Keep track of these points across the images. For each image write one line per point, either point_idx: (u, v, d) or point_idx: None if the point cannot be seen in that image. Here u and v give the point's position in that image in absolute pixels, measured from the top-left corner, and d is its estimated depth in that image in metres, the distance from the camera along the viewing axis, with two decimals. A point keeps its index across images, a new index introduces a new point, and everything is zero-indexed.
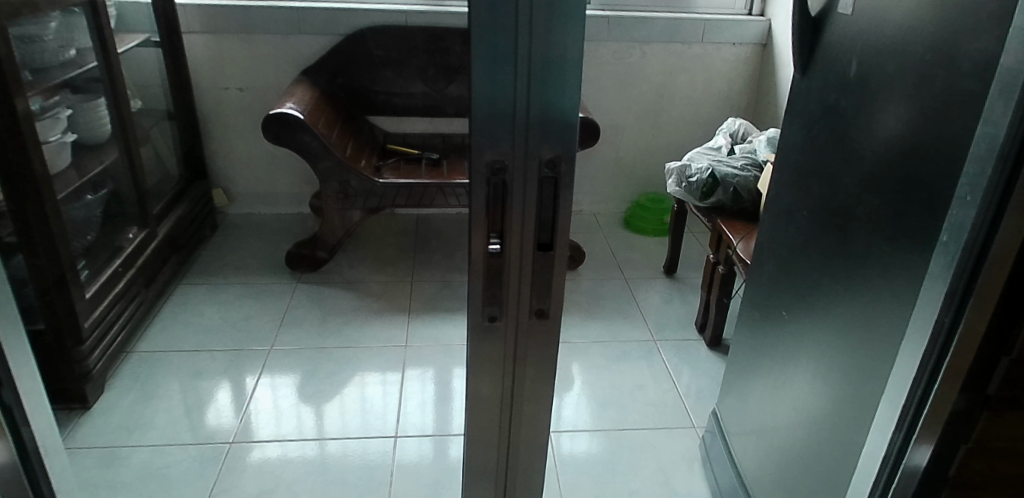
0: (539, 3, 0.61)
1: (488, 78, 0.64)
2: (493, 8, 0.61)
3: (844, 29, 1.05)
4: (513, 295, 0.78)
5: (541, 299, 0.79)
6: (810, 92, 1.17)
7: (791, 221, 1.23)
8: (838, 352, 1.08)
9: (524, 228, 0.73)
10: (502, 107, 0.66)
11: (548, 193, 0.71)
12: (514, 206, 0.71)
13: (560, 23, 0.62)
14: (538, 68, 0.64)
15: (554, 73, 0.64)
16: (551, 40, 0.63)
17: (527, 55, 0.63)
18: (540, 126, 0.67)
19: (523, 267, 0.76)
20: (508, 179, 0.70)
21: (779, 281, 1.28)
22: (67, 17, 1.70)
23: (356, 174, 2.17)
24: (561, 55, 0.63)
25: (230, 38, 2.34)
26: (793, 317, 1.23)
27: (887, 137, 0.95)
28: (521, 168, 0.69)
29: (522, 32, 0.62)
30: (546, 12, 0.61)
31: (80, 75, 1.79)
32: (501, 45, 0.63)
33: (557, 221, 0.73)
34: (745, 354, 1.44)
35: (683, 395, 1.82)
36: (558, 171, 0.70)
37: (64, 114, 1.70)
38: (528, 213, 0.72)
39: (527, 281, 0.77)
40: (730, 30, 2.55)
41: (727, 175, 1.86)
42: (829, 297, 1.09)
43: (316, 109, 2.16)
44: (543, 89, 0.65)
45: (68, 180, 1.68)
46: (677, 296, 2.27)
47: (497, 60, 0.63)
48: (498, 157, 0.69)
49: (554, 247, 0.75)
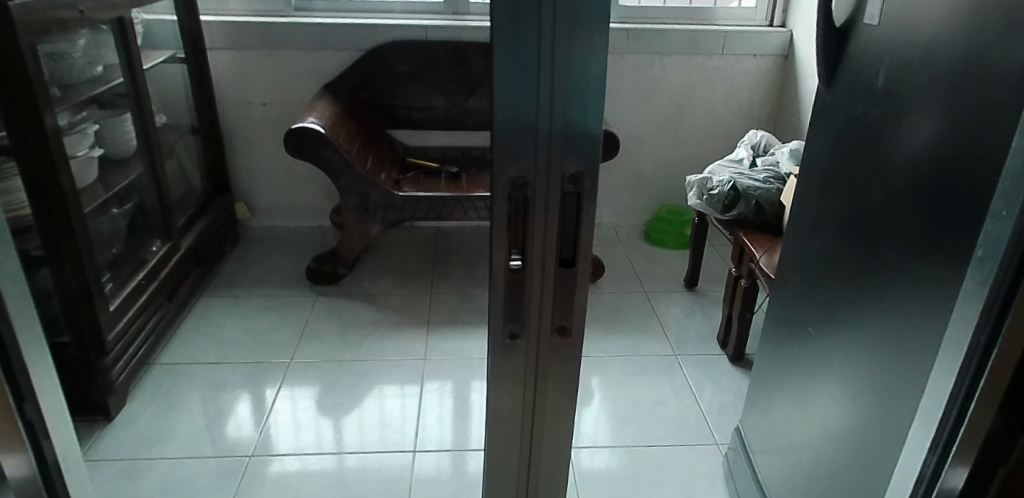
0: (562, 15, 0.60)
1: (510, 91, 0.64)
2: (516, 22, 0.60)
3: (872, 39, 1.03)
4: (535, 311, 0.77)
5: (563, 316, 0.78)
6: (836, 103, 1.14)
7: (818, 234, 1.21)
8: (866, 370, 1.05)
9: (544, 245, 0.72)
10: (525, 120, 0.65)
11: (570, 207, 0.70)
12: (536, 222, 0.71)
13: (582, 33, 0.61)
14: (561, 78, 0.63)
15: (579, 84, 0.64)
16: (574, 52, 0.62)
17: (551, 65, 0.62)
18: (563, 140, 0.66)
19: (546, 282, 0.75)
20: (530, 194, 0.69)
21: (805, 296, 1.25)
22: (95, 34, 1.72)
23: (376, 187, 2.17)
24: (585, 67, 0.63)
25: (253, 54, 2.38)
26: (818, 332, 1.20)
27: (914, 148, 0.93)
28: (544, 183, 0.68)
29: (545, 42, 0.61)
30: (569, 22, 0.60)
31: (107, 91, 1.82)
32: (523, 57, 0.62)
33: (579, 236, 0.72)
34: (770, 370, 1.41)
35: (705, 411, 1.79)
36: (581, 187, 0.69)
37: (90, 129, 1.73)
38: (550, 229, 0.71)
39: (548, 297, 0.76)
40: (751, 42, 2.54)
41: (750, 188, 1.84)
42: (858, 312, 1.07)
43: (337, 123, 2.18)
44: (565, 102, 0.64)
45: (94, 193, 1.71)
46: (698, 309, 2.24)
47: (520, 73, 0.63)
48: (520, 172, 0.68)
49: (576, 263, 0.74)
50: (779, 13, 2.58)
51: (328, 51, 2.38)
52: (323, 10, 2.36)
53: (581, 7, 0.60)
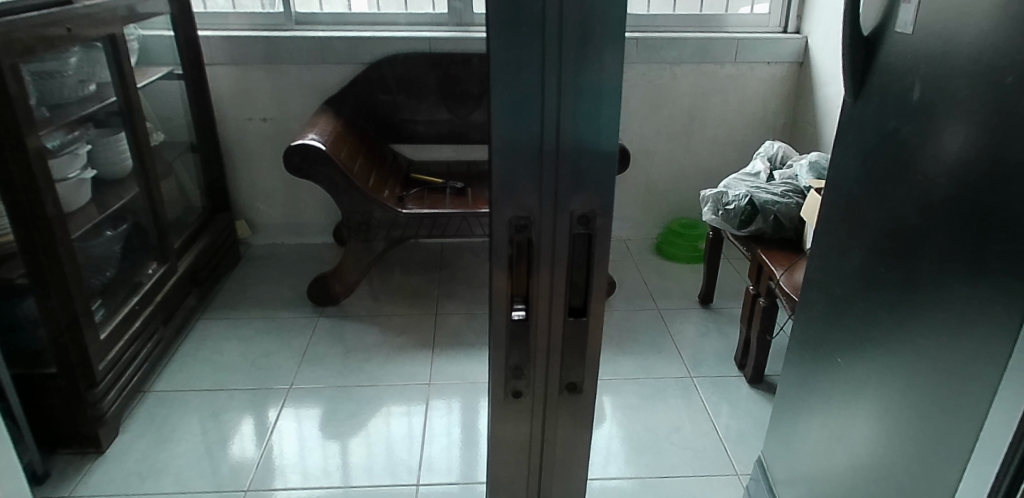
0: (569, 31, 0.52)
1: (512, 123, 0.56)
2: (514, 44, 0.53)
3: (903, 50, 0.96)
4: (541, 364, 0.70)
5: (573, 370, 0.70)
6: (863, 120, 1.06)
7: (847, 260, 1.12)
8: (903, 411, 0.97)
9: (550, 294, 0.65)
10: (527, 155, 0.58)
11: (580, 250, 0.63)
12: (541, 266, 0.64)
13: (591, 51, 0.53)
14: (569, 103, 0.55)
15: (591, 109, 0.56)
16: (583, 76, 0.54)
17: (557, 86, 0.54)
18: (571, 176, 0.59)
19: (553, 335, 0.68)
20: (534, 236, 0.62)
21: (834, 327, 1.17)
22: (88, 52, 1.67)
23: (379, 205, 2.10)
24: (598, 90, 0.55)
25: (254, 69, 2.33)
26: (849, 365, 1.12)
27: (956, 168, 0.85)
28: (550, 223, 0.61)
29: (551, 61, 0.54)
30: (577, 39, 0.53)
31: (101, 109, 1.77)
32: (524, 85, 0.54)
33: (591, 282, 0.65)
34: (793, 402, 1.33)
35: (724, 437, 1.70)
36: (593, 227, 0.62)
37: (83, 150, 1.68)
38: (557, 274, 0.64)
39: (555, 351, 0.69)
40: (764, 50, 2.47)
41: (768, 202, 1.76)
42: (894, 349, 0.99)
43: (338, 139, 2.12)
44: (574, 133, 0.57)
45: (88, 215, 1.66)
46: (714, 327, 2.15)
47: (522, 101, 0.55)
48: (522, 213, 0.61)
49: (587, 312, 0.67)
50: (793, 19, 2.50)
51: (329, 66, 2.34)
52: (330, 27, 2.33)
53: (593, 21, 0.52)
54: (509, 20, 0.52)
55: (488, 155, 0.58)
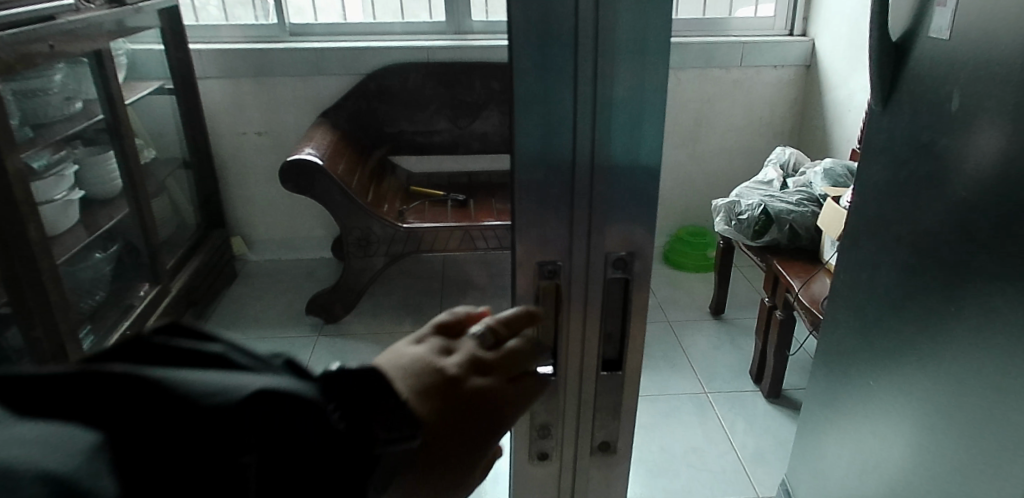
0: (602, 45, 0.46)
1: (542, 155, 0.50)
2: (544, 64, 0.47)
3: (937, 55, 0.89)
4: (570, 425, 0.63)
5: (607, 429, 0.64)
6: (892, 129, 1.00)
7: (876, 276, 1.05)
8: (952, 440, 0.90)
9: (580, 346, 0.58)
10: (556, 194, 0.52)
11: (616, 297, 0.57)
12: (571, 317, 0.57)
13: (628, 66, 0.47)
14: (605, 128, 0.49)
15: (631, 131, 0.49)
16: (620, 95, 0.48)
17: (592, 109, 0.48)
18: (607, 216, 0.53)
19: (584, 392, 0.61)
20: (564, 283, 0.56)
21: (862, 346, 1.10)
22: (73, 68, 1.61)
23: (379, 220, 2.03)
24: (640, 111, 0.48)
25: (248, 83, 2.27)
26: (882, 386, 1.05)
27: (1006, 181, 0.78)
28: (582, 268, 0.55)
29: (584, 80, 0.47)
30: (614, 55, 0.47)
31: (88, 127, 1.70)
32: (556, 110, 0.48)
33: (627, 333, 0.59)
34: (817, 425, 1.26)
35: (742, 457, 1.63)
36: (630, 271, 0.55)
37: (69, 170, 1.62)
38: (590, 325, 0.58)
39: (586, 410, 0.63)
40: (770, 53, 2.41)
41: (782, 211, 1.69)
42: (937, 371, 0.92)
43: (336, 153, 2.06)
44: (609, 163, 0.50)
45: (76, 237, 1.59)
46: (727, 340, 2.08)
47: (552, 130, 0.49)
48: (550, 258, 0.55)
49: (623, 366, 0.60)
50: (799, 21, 2.46)
51: (325, 77, 2.27)
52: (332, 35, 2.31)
53: (630, 34, 0.46)
54: (538, 39, 0.46)
55: (511, 195, 0.52)
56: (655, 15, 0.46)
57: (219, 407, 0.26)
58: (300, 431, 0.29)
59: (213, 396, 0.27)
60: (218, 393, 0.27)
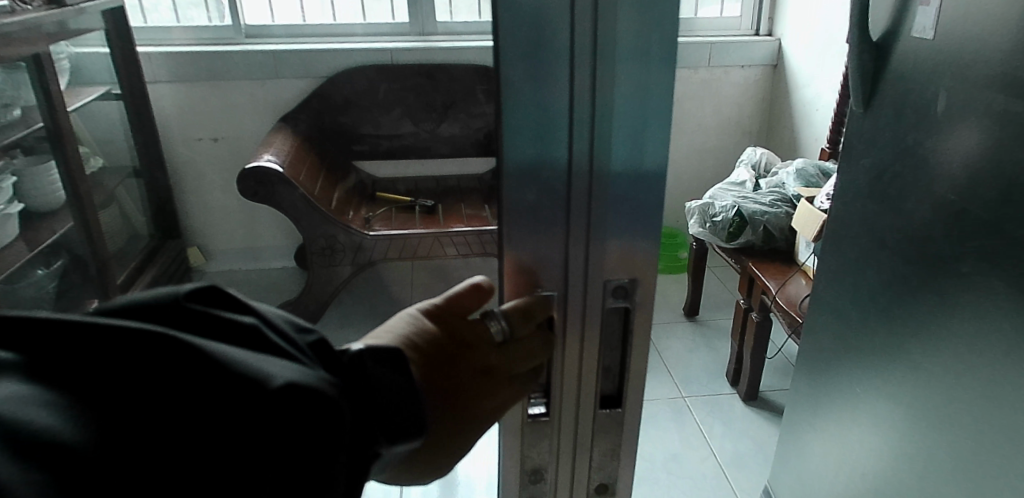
0: (602, 47, 0.43)
1: (532, 170, 0.48)
2: (534, 71, 0.44)
3: (918, 55, 0.87)
4: (566, 457, 0.62)
5: (604, 460, 0.63)
6: (871, 131, 0.98)
7: (857, 279, 1.03)
8: (927, 439, 0.89)
9: (573, 374, 0.57)
10: (551, 218, 0.50)
11: (615, 328, 0.56)
12: (569, 348, 0.56)
13: (627, 71, 0.44)
14: (605, 140, 0.47)
15: (633, 144, 0.47)
16: (621, 104, 0.45)
17: (590, 119, 0.46)
18: (608, 245, 0.51)
19: (581, 425, 0.60)
20: (562, 312, 0.54)
21: (843, 352, 1.08)
22: (9, 73, 1.51)
23: (344, 228, 1.98)
24: (643, 123, 0.46)
25: (200, 86, 2.14)
26: (857, 384, 1.05)
27: (987, 183, 0.77)
28: (581, 297, 0.54)
29: (580, 85, 0.45)
30: (614, 60, 0.44)
31: (28, 136, 1.59)
32: (547, 123, 0.46)
33: (626, 364, 0.58)
34: (798, 431, 1.23)
35: (722, 463, 1.60)
36: (631, 300, 0.54)
37: (7, 182, 1.52)
38: (588, 356, 0.56)
39: (583, 443, 0.61)
40: (738, 53, 2.45)
41: (756, 212, 1.68)
42: (911, 370, 0.91)
43: (296, 159, 2.00)
44: (609, 182, 0.48)
45: (16, 253, 1.49)
46: (702, 343, 2.05)
47: (543, 140, 0.47)
48: (545, 287, 0.53)
49: (622, 400, 0.60)
50: (766, 21, 2.47)
51: (284, 80, 2.18)
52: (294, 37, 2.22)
53: (629, 37, 0.43)
54: (528, 46, 0.43)
55: (499, 225, 0.50)
56: (655, 16, 0.43)
57: (254, 385, 0.35)
58: (314, 415, 0.37)
59: (255, 378, 0.35)
60: (252, 375, 0.35)
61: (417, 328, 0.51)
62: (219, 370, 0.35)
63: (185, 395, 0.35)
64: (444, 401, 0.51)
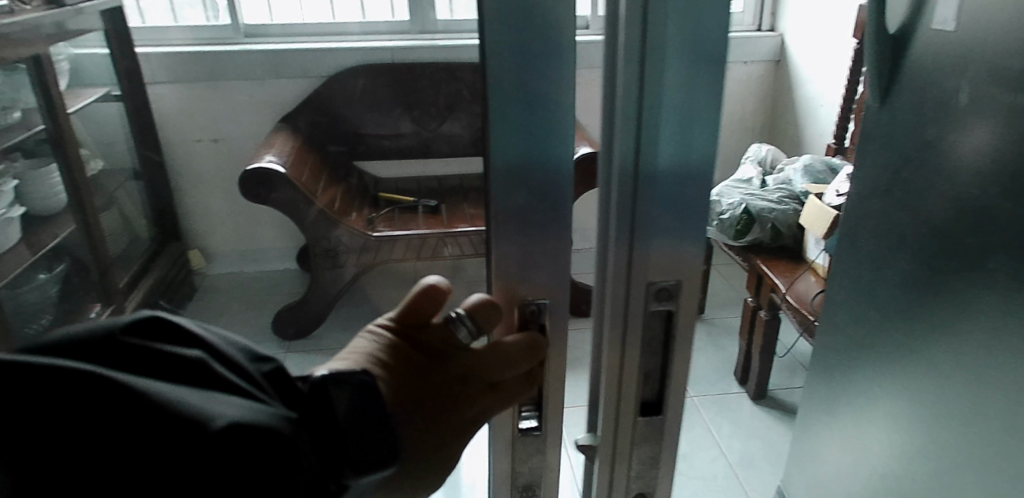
0: (650, 59, 0.51)
1: (529, 182, 0.56)
2: (521, 81, 0.52)
3: (936, 47, 0.86)
4: (610, 441, 0.71)
5: (643, 447, 0.71)
6: (889, 126, 0.97)
7: (874, 275, 1.02)
8: (944, 435, 0.89)
9: (558, 369, 0.67)
10: (551, 227, 0.59)
11: (659, 328, 0.64)
12: (618, 338, 0.65)
13: (672, 82, 0.52)
14: (653, 133, 0.54)
15: (678, 155, 0.55)
16: (665, 115, 0.53)
17: (636, 115, 0.54)
18: (653, 255, 0.60)
19: (625, 412, 0.69)
20: (612, 309, 0.64)
21: (858, 348, 1.07)
22: (10, 74, 1.48)
23: (347, 228, 2.05)
24: (689, 136, 0.54)
25: (198, 86, 2.10)
26: (872, 381, 1.04)
27: (1006, 177, 0.76)
28: (628, 296, 0.62)
29: (631, 83, 0.53)
30: (661, 69, 0.52)
31: (28, 139, 1.57)
32: (539, 135, 0.54)
33: (669, 361, 0.66)
34: (813, 430, 1.22)
35: (733, 463, 1.59)
36: (675, 302, 0.63)
37: (9, 185, 1.50)
38: (635, 350, 0.65)
39: (627, 430, 0.70)
40: None
41: (763, 209, 1.66)
42: (926, 365, 0.91)
43: (296, 161, 2.10)
44: (655, 195, 0.57)
45: (19, 258, 1.47)
46: None
47: (538, 151, 0.55)
48: (535, 295, 0.62)
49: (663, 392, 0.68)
50: None
51: (284, 80, 2.14)
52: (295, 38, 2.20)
53: (681, 43, 0.51)
54: (517, 65, 0.51)
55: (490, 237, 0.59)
56: (703, 26, 0.50)
57: (196, 428, 0.37)
58: (266, 451, 0.39)
59: (195, 418, 0.38)
60: (200, 418, 0.38)
61: (383, 345, 0.53)
62: (163, 409, 0.37)
63: (125, 433, 0.37)
64: (427, 423, 0.52)
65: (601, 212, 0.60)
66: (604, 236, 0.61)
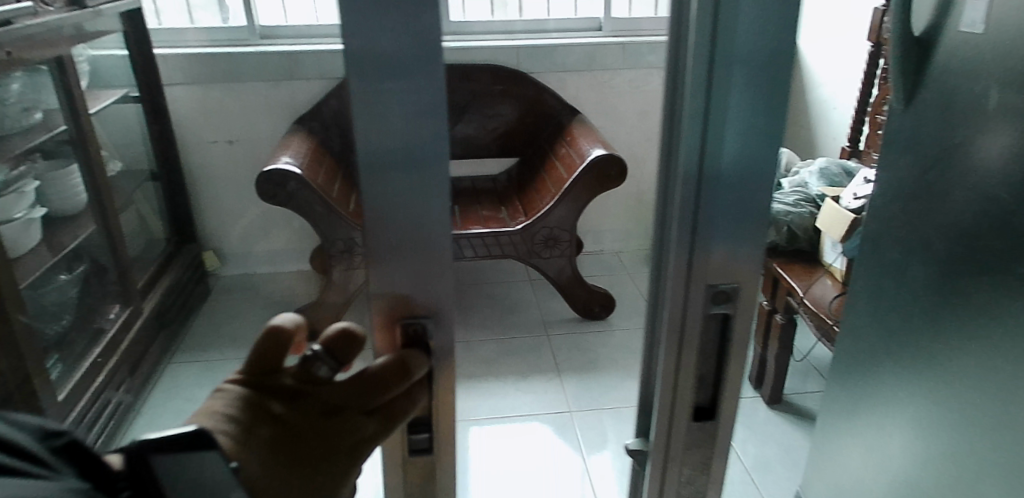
0: (719, 48, 0.47)
1: (395, 197, 0.52)
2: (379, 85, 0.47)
3: (966, 50, 0.86)
4: (660, 452, 0.67)
5: (689, 458, 0.67)
6: (915, 128, 0.97)
7: (902, 279, 1.02)
8: (968, 439, 0.89)
9: (448, 402, 0.64)
10: (429, 249, 0.55)
11: (715, 332, 0.60)
12: (673, 346, 0.61)
13: (740, 74, 0.48)
14: (718, 136, 0.50)
15: (745, 150, 0.51)
16: (731, 108, 0.49)
17: (704, 112, 0.50)
18: (717, 257, 0.56)
19: (675, 426, 0.65)
20: (675, 315, 0.59)
21: (882, 353, 1.07)
22: (33, 76, 1.49)
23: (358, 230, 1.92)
24: (760, 135, 0.50)
25: (216, 88, 2.14)
26: (896, 384, 1.04)
27: None
28: (685, 299, 0.58)
29: (697, 80, 0.49)
30: (730, 61, 0.48)
31: (49, 139, 1.58)
32: (408, 146, 0.50)
33: (724, 367, 0.62)
34: (834, 436, 1.22)
35: (749, 467, 1.58)
36: (732, 306, 0.58)
37: (31, 187, 1.51)
38: (689, 356, 0.61)
39: (677, 444, 0.66)
40: None
41: (782, 213, 1.60)
42: (954, 366, 0.91)
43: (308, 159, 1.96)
44: (721, 195, 0.52)
45: (40, 258, 1.48)
46: None
47: (407, 163, 0.50)
48: (417, 321, 0.58)
49: (716, 404, 0.64)
50: None
51: None
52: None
53: (752, 39, 0.47)
54: (373, 68, 0.46)
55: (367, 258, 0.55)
56: (777, 20, 0.47)
57: None
58: None
59: None
60: None
61: (236, 398, 0.54)
62: None
63: None
64: (267, 462, 0.53)
65: (664, 210, 0.58)
66: (665, 237, 0.58)
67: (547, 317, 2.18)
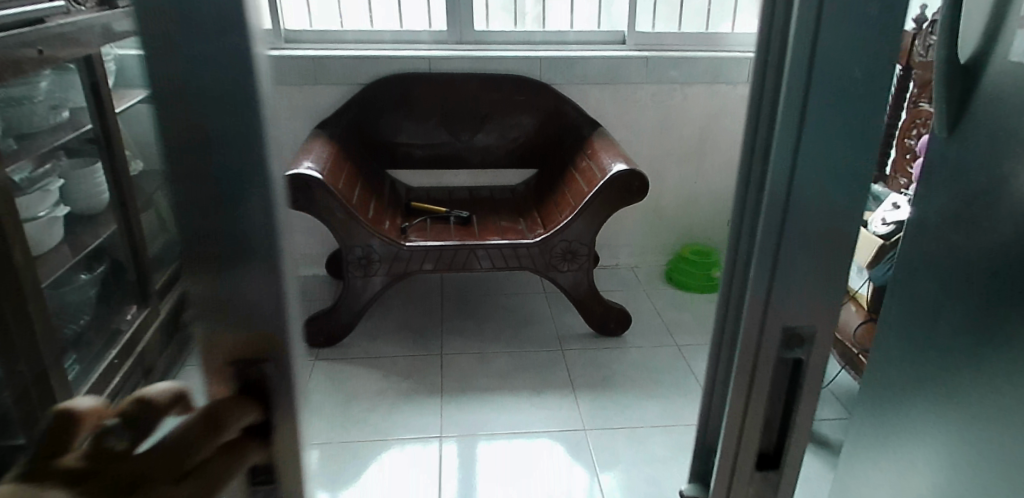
0: (820, 48, 0.39)
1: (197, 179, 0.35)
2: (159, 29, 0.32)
3: (1016, 79, 0.84)
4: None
5: None
6: (958, 158, 0.95)
7: (941, 312, 0.99)
8: (1008, 480, 0.86)
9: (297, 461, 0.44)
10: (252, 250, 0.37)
11: (784, 384, 0.52)
12: (739, 396, 0.52)
13: (844, 83, 0.40)
14: (811, 155, 0.42)
15: (838, 172, 0.42)
16: (828, 121, 0.41)
17: (794, 143, 0.42)
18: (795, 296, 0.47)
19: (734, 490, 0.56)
20: (746, 363, 0.51)
21: (916, 387, 1.03)
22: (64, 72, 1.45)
23: (379, 237, 1.89)
24: (858, 153, 0.41)
25: None
26: (930, 421, 1.00)
27: None
28: (756, 344, 0.50)
29: (792, 86, 0.40)
30: (829, 66, 0.40)
31: (75, 138, 1.59)
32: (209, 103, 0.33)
33: (790, 425, 0.54)
34: (860, 470, 1.18)
35: None
36: (807, 356, 0.50)
37: (55, 185, 1.49)
38: (753, 411, 0.53)
39: None
40: None
41: None
42: (995, 402, 0.88)
43: (335, 165, 1.94)
44: (807, 225, 0.44)
45: (61, 257, 1.48)
46: None
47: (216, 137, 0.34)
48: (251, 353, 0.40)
49: (780, 464, 0.56)
50: None
51: (324, 86, 2.20)
52: (336, 42, 2.31)
53: (857, 60, 0.39)
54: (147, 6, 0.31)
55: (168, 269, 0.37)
56: (886, 42, 0.39)
57: None
58: None
59: None
60: None
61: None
62: None
63: None
64: None
65: (741, 256, 0.50)
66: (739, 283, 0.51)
67: (564, 331, 2.11)
